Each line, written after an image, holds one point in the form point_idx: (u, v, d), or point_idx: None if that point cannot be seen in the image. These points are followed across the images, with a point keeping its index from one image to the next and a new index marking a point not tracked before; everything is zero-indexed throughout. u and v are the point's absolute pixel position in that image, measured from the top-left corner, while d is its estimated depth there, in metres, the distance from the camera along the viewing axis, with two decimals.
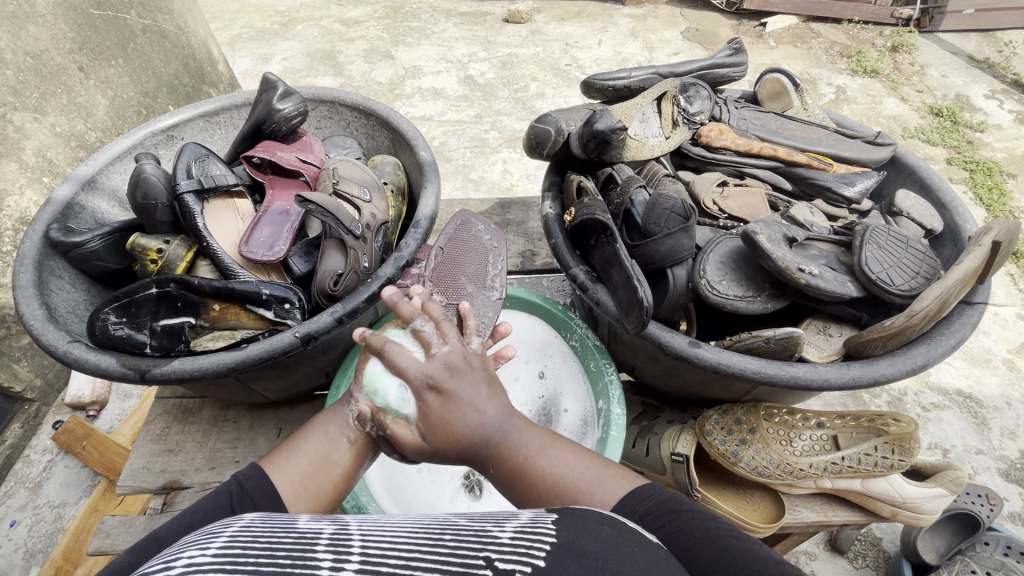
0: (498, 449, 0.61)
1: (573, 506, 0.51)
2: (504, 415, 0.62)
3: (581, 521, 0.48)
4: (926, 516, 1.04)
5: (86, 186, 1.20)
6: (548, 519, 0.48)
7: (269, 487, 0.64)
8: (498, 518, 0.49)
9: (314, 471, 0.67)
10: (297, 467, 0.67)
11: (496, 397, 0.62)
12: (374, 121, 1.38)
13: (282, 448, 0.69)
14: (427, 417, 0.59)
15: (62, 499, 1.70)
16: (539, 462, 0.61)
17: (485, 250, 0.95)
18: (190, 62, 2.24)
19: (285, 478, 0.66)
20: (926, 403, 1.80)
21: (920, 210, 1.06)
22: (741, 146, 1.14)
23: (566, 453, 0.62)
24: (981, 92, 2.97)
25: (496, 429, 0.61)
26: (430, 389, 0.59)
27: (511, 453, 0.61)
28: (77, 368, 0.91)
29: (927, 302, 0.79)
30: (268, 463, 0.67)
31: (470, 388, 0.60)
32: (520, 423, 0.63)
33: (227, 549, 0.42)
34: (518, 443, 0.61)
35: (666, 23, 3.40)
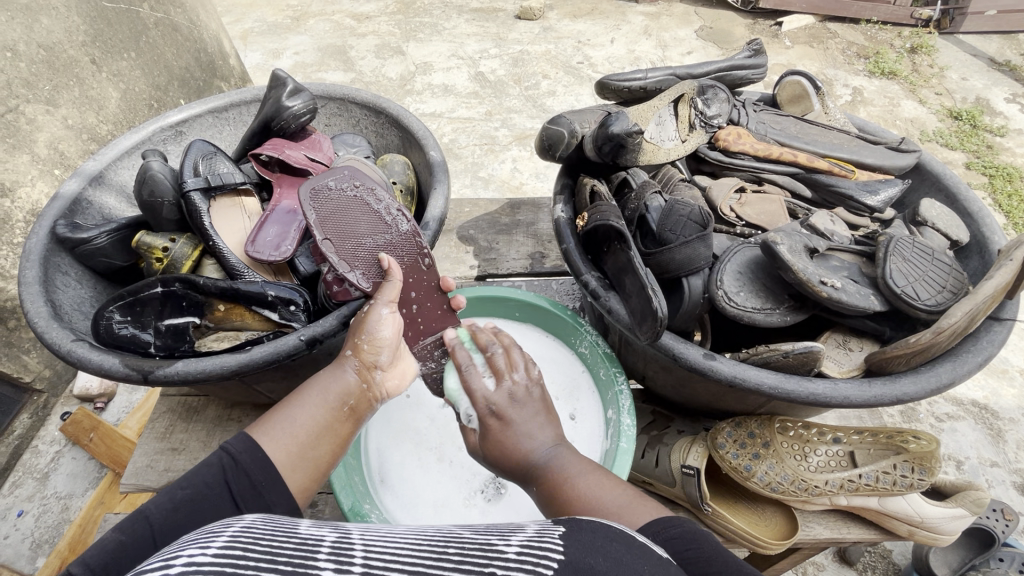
0: (547, 473, 0.65)
1: (580, 518, 0.49)
2: (554, 444, 0.67)
3: (591, 537, 0.46)
4: (944, 536, 1.01)
5: (94, 181, 1.19)
6: (555, 532, 0.46)
7: (264, 456, 0.66)
8: (503, 531, 0.48)
9: (311, 438, 0.70)
10: (294, 434, 0.69)
11: (547, 426, 0.69)
12: (384, 119, 1.36)
13: (273, 416, 0.70)
14: (490, 440, 0.69)
15: (68, 490, 1.70)
16: (579, 483, 0.63)
17: (353, 195, 0.88)
18: (202, 56, 2.24)
19: (281, 446, 0.67)
20: (940, 413, 1.76)
21: (946, 219, 1.02)
22: (761, 151, 1.10)
23: (602, 480, 0.63)
24: (1003, 95, 2.90)
25: (545, 453, 0.66)
26: (492, 414, 0.69)
27: (558, 477, 0.64)
28: (81, 367, 0.90)
29: (955, 319, 0.76)
30: (260, 433, 0.68)
31: (527, 417, 0.69)
32: (571, 454, 0.67)
33: (228, 549, 0.40)
34: (566, 465, 0.65)
35: (680, 21, 3.35)
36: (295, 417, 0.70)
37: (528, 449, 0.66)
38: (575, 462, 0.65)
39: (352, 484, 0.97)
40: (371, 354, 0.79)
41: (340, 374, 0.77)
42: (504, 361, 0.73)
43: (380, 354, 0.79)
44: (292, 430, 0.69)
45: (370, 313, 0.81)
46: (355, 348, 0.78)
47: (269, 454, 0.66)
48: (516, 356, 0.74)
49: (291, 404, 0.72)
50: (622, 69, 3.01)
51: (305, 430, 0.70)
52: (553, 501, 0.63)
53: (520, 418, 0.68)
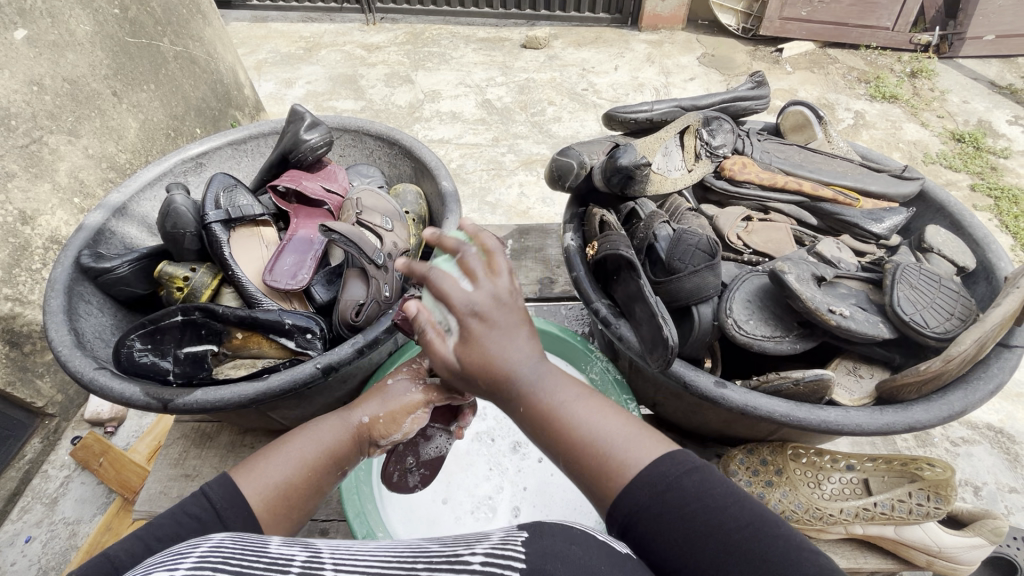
0: (530, 397, 0.60)
1: (545, 522, 0.50)
2: (539, 359, 0.61)
3: (552, 542, 0.47)
4: (962, 567, 0.99)
5: (117, 213, 1.23)
6: (518, 539, 0.48)
7: (247, 506, 0.64)
8: (470, 541, 0.49)
9: (297, 497, 0.69)
10: (283, 484, 0.68)
11: (529, 339, 0.61)
12: (397, 149, 1.40)
13: (258, 459, 0.69)
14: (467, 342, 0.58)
15: (77, 516, 1.71)
16: (571, 411, 0.60)
17: None
18: (218, 87, 2.32)
19: (264, 497, 0.66)
20: (956, 437, 1.74)
21: (952, 246, 1.03)
22: (766, 180, 1.13)
23: (597, 406, 0.61)
24: (1004, 117, 2.94)
25: (532, 371, 0.60)
26: (473, 317, 0.57)
27: (542, 402, 0.60)
28: (102, 395, 0.92)
29: (965, 347, 0.77)
30: (247, 478, 0.66)
31: (504, 329, 0.59)
32: (555, 371, 0.61)
33: (197, 571, 0.41)
34: (549, 388, 0.60)
35: (682, 48, 3.43)
36: (285, 470, 0.69)
37: (513, 369, 0.59)
38: (559, 378, 0.61)
39: (365, 512, 0.97)
40: (379, 431, 0.77)
41: (342, 428, 0.76)
42: (492, 263, 0.59)
43: (388, 434, 0.77)
44: (281, 482, 0.68)
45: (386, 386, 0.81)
46: (372, 420, 0.77)
47: (251, 502, 0.65)
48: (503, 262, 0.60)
49: (288, 453, 0.71)
50: (627, 95, 3.08)
51: (295, 486, 0.69)
52: (539, 422, 0.60)
53: (503, 337, 0.59)
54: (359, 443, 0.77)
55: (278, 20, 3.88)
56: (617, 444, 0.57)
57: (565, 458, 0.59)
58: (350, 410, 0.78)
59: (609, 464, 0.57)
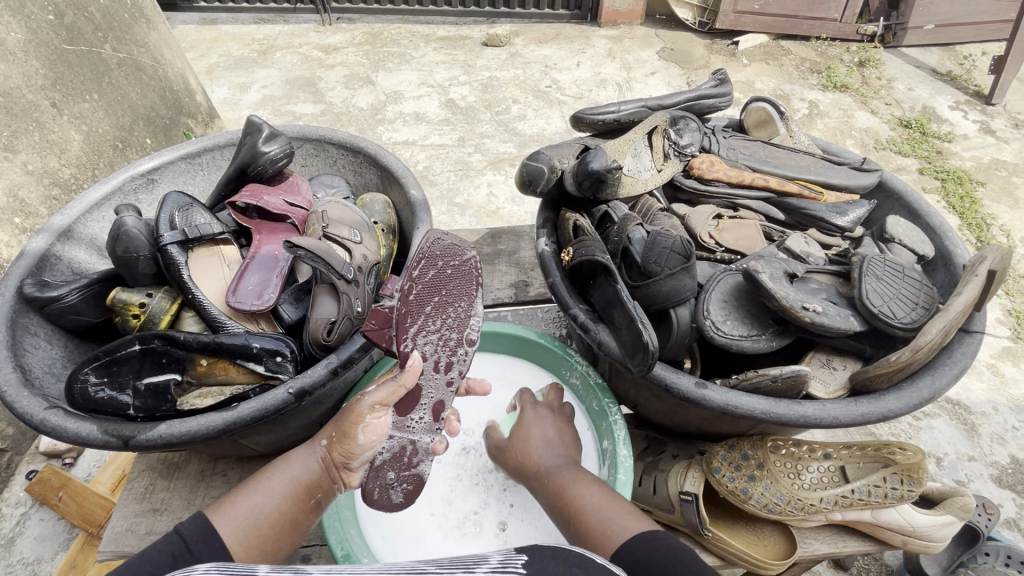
0: (554, 478, 0.81)
1: (542, 544, 0.50)
2: (564, 459, 0.85)
3: (552, 567, 0.47)
4: (935, 543, 1.03)
5: (62, 236, 1.15)
6: (519, 564, 0.47)
7: (220, 542, 0.66)
8: (466, 562, 0.49)
9: (272, 530, 0.70)
10: (256, 518, 0.70)
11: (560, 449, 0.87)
12: (361, 158, 1.36)
13: (231, 497, 0.71)
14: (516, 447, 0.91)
15: (37, 556, 1.61)
16: (581, 495, 0.75)
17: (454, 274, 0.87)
18: (167, 94, 2.20)
19: (238, 534, 0.67)
20: (918, 412, 1.82)
21: (911, 236, 1.07)
22: (734, 178, 1.14)
23: (606, 494, 0.74)
24: (947, 103, 3.08)
25: (556, 466, 0.83)
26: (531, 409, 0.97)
27: (565, 482, 0.79)
28: (56, 437, 0.86)
29: (932, 336, 0.80)
30: (218, 516, 0.68)
31: (543, 429, 0.92)
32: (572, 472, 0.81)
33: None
34: (570, 475, 0.80)
35: (642, 43, 3.46)
36: (259, 504, 0.71)
37: (538, 460, 0.85)
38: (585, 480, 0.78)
39: (350, 538, 0.93)
40: (340, 455, 0.76)
41: (309, 459, 0.77)
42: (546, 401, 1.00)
43: (349, 458, 0.76)
44: (253, 515, 0.70)
45: (358, 404, 0.75)
46: (330, 444, 0.76)
47: (225, 538, 0.66)
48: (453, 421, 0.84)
49: (259, 487, 0.73)
50: (590, 91, 3.09)
51: (267, 519, 0.71)
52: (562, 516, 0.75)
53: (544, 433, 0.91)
54: (330, 472, 0.77)
55: (229, 23, 3.74)
56: (614, 524, 0.68)
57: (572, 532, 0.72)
58: (314, 440, 0.79)
59: (603, 537, 0.67)
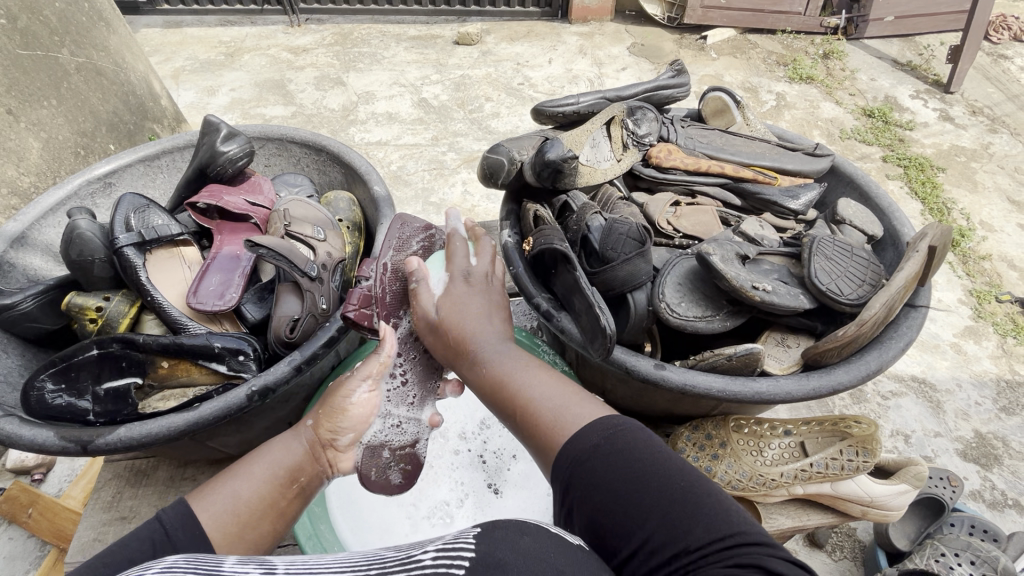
0: (493, 368, 0.68)
1: (497, 518, 0.50)
2: (504, 342, 0.71)
3: (503, 534, 0.47)
4: (894, 513, 1.07)
5: (16, 243, 1.13)
6: (470, 535, 0.47)
7: (201, 531, 0.61)
8: (424, 543, 0.49)
9: (253, 516, 0.64)
10: (235, 505, 0.64)
11: (497, 323, 0.73)
12: (325, 156, 1.35)
13: (212, 483, 0.65)
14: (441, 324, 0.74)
15: (7, 574, 1.57)
16: (530, 392, 0.64)
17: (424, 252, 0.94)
18: (130, 98, 2.16)
19: (221, 522, 0.62)
20: (885, 391, 1.87)
21: (862, 217, 1.11)
22: (691, 165, 1.17)
23: (547, 376, 0.66)
24: (908, 92, 3.18)
25: (495, 351, 0.69)
26: (433, 312, 0.75)
27: (505, 376, 0.66)
28: (11, 445, 0.84)
29: (875, 311, 0.83)
30: (200, 504, 0.63)
31: (476, 304, 0.74)
32: (514, 352, 0.69)
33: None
34: (508, 364, 0.67)
35: (613, 39, 3.50)
36: (239, 490, 0.65)
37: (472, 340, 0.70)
38: (522, 368, 0.67)
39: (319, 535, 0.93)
40: (328, 430, 0.74)
41: (292, 444, 0.72)
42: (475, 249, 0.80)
43: (340, 432, 0.74)
44: (233, 502, 0.64)
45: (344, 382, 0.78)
46: (316, 420, 0.74)
47: (207, 527, 0.61)
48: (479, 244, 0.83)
49: (240, 474, 0.67)
50: (562, 87, 3.11)
51: (248, 505, 0.64)
52: (503, 403, 0.66)
53: (465, 304, 0.74)
54: (319, 457, 0.72)
55: (195, 25, 3.67)
56: (559, 412, 0.61)
57: (519, 427, 0.64)
58: (298, 424, 0.74)
59: (552, 425, 0.60)
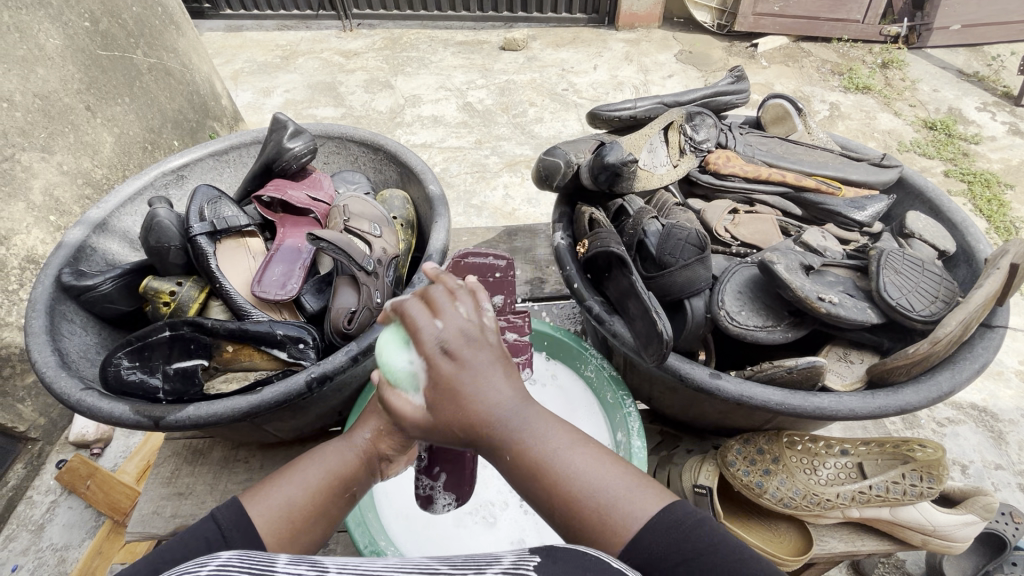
0: (515, 444, 0.55)
1: (557, 545, 0.48)
2: (523, 403, 0.55)
3: (565, 570, 0.45)
4: (957, 544, 1.01)
5: (98, 228, 1.20)
6: (530, 565, 0.46)
7: (253, 530, 0.61)
8: (478, 562, 0.47)
9: (306, 519, 0.65)
10: (288, 509, 0.64)
11: (508, 382, 0.54)
12: (382, 155, 1.39)
13: (266, 484, 0.66)
14: (439, 385, 0.51)
15: (66, 541, 1.67)
16: (569, 465, 0.55)
17: None
18: (194, 98, 2.28)
19: (271, 522, 0.63)
20: (941, 418, 1.78)
21: (932, 231, 1.06)
22: (750, 173, 1.14)
23: (594, 453, 0.57)
24: (974, 104, 3.02)
25: (512, 415, 0.54)
26: (443, 355, 0.51)
27: (528, 448, 0.55)
28: (91, 416, 0.90)
29: (950, 329, 0.79)
30: (253, 504, 0.63)
31: (484, 367, 0.52)
32: (535, 415, 0.56)
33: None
34: (539, 434, 0.55)
35: (659, 46, 3.46)
36: (292, 493, 0.65)
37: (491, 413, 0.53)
38: (545, 425, 0.56)
39: (366, 521, 0.95)
40: (387, 446, 0.71)
41: (349, 451, 0.70)
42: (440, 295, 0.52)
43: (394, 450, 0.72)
44: (286, 507, 0.64)
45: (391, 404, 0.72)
46: (375, 435, 0.71)
47: (260, 526, 0.62)
48: (458, 289, 0.53)
49: (290, 479, 0.66)
50: (607, 94, 3.10)
51: (301, 509, 0.64)
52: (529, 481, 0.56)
53: (482, 378, 0.53)
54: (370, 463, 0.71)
55: (254, 29, 3.84)
56: (615, 503, 0.54)
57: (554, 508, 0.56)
58: (352, 430, 0.72)
59: (603, 517, 0.54)
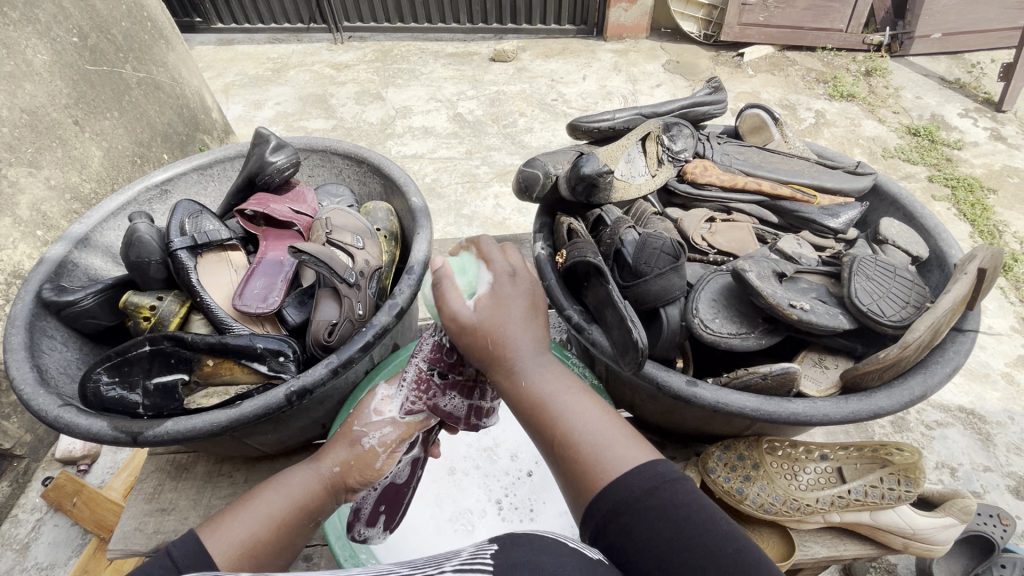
0: (524, 384, 0.63)
1: (513, 533, 0.49)
2: (539, 350, 0.65)
3: (523, 552, 0.46)
4: (938, 547, 1.02)
5: (80, 244, 1.20)
6: (488, 554, 0.46)
7: (212, 562, 0.60)
8: (438, 561, 0.48)
9: (268, 550, 0.66)
10: (250, 541, 0.64)
11: (530, 330, 0.66)
12: (366, 167, 1.40)
13: (224, 516, 0.66)
14: (484, 321, 0.65)
15: (51, 560, 1.65)
16: (560, 400, 0.62)
17: None
18: (184, 112, 2.29)
19: (233, 555, 0.62)
20: (930, 421, 1.79)
21: (905, 237, 1.07)
22: (727, 181, 1.16)
23: (588, 405, 0.62)
24: (956, 110, 3.07)
25: (527, 359, 0.64)
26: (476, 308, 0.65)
27: (535, 389, 0.63)
28: (68, 432, 0.90)
29: (919, 333, 0.80)
30: (211, 537, 0.63)
31: (513, 310, 0.66)
32: (551, 364, 0.65)
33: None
34: (541, 376, 0.63)
35: (647, 56, 3.51)
36: (253, 525, 0.66)
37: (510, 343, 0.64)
38: (551, 373, 0.64)
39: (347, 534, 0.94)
40: (353, 479, 0.78)
41: (311, 482, 0.75)
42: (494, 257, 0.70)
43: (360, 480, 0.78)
44: (248, 539, 0.65)
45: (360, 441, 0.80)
46: (345, 471, 0.77)
47: (218, 559, 0.61)
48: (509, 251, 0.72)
49: (255, 510, 0.68)
50: (595, 104, 3.13)
51: (263, 540, 0.66)
52: (535, 421, 0.62)
53: (507, 308, 0.66)
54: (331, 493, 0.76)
55: (245, 43, 3.86)
56: (602, 449, 0.58)
57: (556, 457, 0.60)
58: (319, 459, 0.78)
59: (592, 460, 0.57)
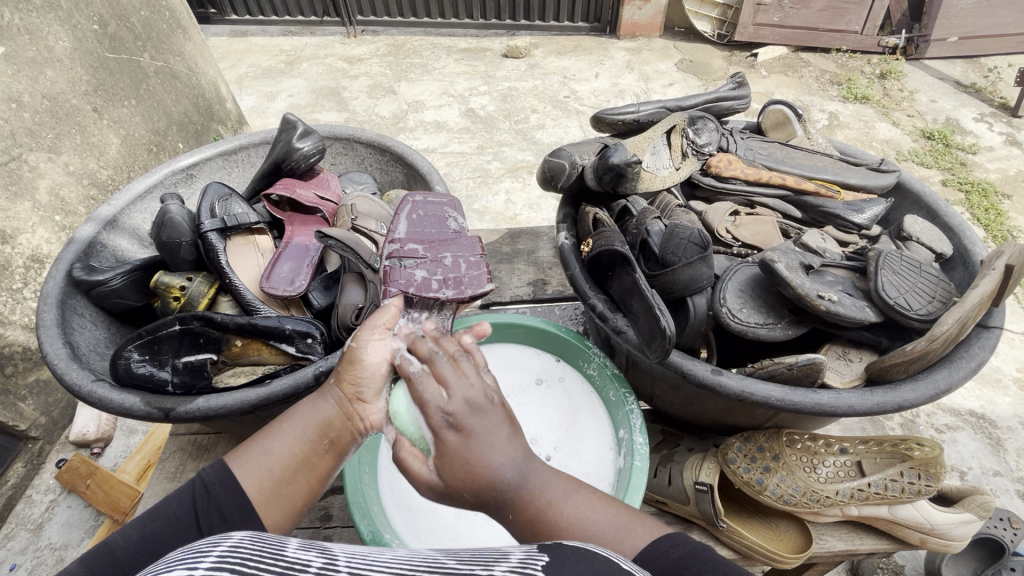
0: (520, 496, 0.57)
1: (565, 545, 0.49)
2: (525, 460, 0.58)
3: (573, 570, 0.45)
4: (955, 543, 1.02)
5: (108, 225, 1.22)
6: (538, 564, 0.46)
7: (236, 487, 0.64)
8: (486, 561, 0.48)
9: (287, 473, 0.65)
10: (269, 462, 0.65)
11: (517, 438, 0.58)
12: (388, 156, 1.42)
13: (251, 442, 0.67)
14: (447, 459, 0.56)
15: (64, 541, 1.67)
16: (562, 507, 0.58)
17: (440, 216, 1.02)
18: (200, 101, 2.31)
19: (256, 479, 0.64)
20: (940, 424, 1.79)
21: (929, 234, 1.08)
22: (751, 175, 1.17)
23: (587, 501, 0.59)
24: (971, 115, 3.05)
25: (516, 474, 0.57)
26: (449, 428, 0.56)
27: (532, 497, 0.58)
28: (102, 407, 0.91)
29: (948, 326, 0.80)
30: (238, 463, 0.65)
31: (490, 429, 0.57)
32: (543, 469, 0.59)
33: (216, 571, 0.40)
34: (537, 486, 0.57)
35: (660, 55, 3.51)
36: (271, 448, 0.66)
37: (485, 460, 0.56)
38: (551, 479, 0.59)
39: (372, 513, 0.96)
40: (351, 385, 0.69)
41: (322, 404, 0.69)
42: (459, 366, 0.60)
43: (364, 387, 0.69)
44: (265, 460, 0.65)
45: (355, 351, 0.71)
46: (339, 376, 0.70)
47: (241, 480, 0.64)
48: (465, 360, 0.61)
49: (270, 433, 0.68)
50: (608, 101, 3.13)
51: (280, 463, 0.65)
52: (530, 529, 0.58)
53: (492, 438, 0.56)
54: (349, 413, 0.69)
55: (258, 35, 3.89)
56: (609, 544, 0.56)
57: None
58: (326, 385, 0.71)
59: None
